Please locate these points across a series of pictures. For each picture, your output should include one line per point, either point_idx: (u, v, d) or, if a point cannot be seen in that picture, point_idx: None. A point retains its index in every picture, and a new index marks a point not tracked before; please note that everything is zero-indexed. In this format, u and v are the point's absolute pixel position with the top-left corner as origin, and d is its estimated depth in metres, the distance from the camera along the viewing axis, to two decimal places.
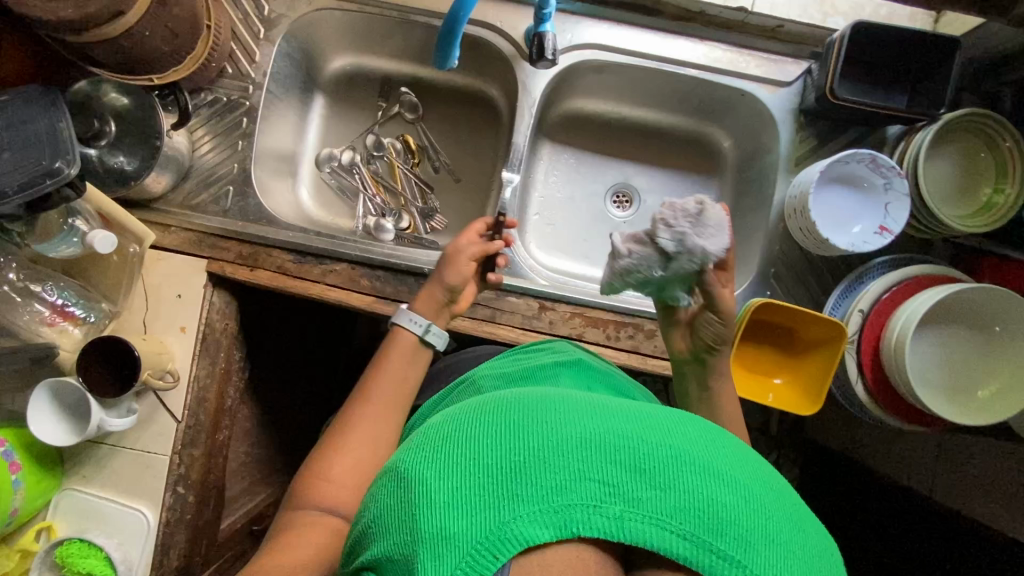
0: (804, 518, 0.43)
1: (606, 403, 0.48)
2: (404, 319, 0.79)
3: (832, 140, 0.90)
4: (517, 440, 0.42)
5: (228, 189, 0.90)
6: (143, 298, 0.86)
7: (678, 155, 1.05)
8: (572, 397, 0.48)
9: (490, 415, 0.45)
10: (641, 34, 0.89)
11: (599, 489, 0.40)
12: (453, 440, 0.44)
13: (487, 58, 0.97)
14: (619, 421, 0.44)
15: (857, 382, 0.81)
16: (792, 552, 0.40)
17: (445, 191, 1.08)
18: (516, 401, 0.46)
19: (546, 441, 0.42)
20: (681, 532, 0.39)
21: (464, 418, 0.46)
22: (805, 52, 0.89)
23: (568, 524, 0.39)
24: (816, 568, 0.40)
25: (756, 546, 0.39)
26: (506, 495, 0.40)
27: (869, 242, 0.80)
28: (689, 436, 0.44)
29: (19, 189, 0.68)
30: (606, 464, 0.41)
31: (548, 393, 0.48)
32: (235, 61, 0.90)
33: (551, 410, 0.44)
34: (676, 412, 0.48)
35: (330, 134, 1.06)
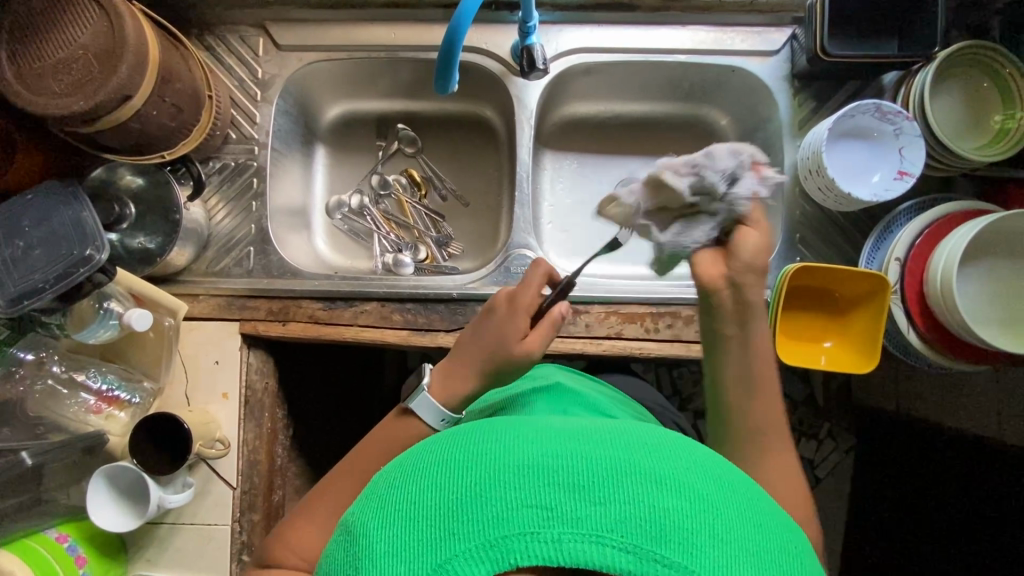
0: (755, 507, 0.44)
1: (547, 427, 0.48)
2: (427, 409, 0.69)
3: (831, 98, 0.90)
4: (457, 479, 0.43)
5: (249, 249, 0.91)
6: (183, 370, 0.87)
7: (678, 142, 1.06)
8: (516, 426, 0.49)
9: (432, 461, 0.47)
10: (624, 30, 0.91)
11: (537, 515, 0.40)
12: (398, 490, 0.45)
13: (477, 80, 0.99)
14: (558, 441, 0.45)
15: (909, 331, 0.79)
16: (740, 550, 0.40)
17: (455, 216, 1.09)
18: (458, 442, 0.48)
19: (484, 476, 0.42)
20: (622, 545, 0.38)
21: (412, 465, 0.48)
22: (787, 19, 0.90)
23: (506, 555, 0.39)
24: (773, 563, 0.40)
25: (700, 547, 0.39)
26: (445, 535, 0.40)
27: (890, 190, 0.80)
28: (631, 448, 0.44)
29: (55, 281, 0.71)
30: (542, 488, 0.41)
31: (491, 427, 0.49)
32: (238, 126, 0.92)
33: (490, 444, 0.46)
34: (620, 425, 0.49)
35: (336, 181, 1.08)
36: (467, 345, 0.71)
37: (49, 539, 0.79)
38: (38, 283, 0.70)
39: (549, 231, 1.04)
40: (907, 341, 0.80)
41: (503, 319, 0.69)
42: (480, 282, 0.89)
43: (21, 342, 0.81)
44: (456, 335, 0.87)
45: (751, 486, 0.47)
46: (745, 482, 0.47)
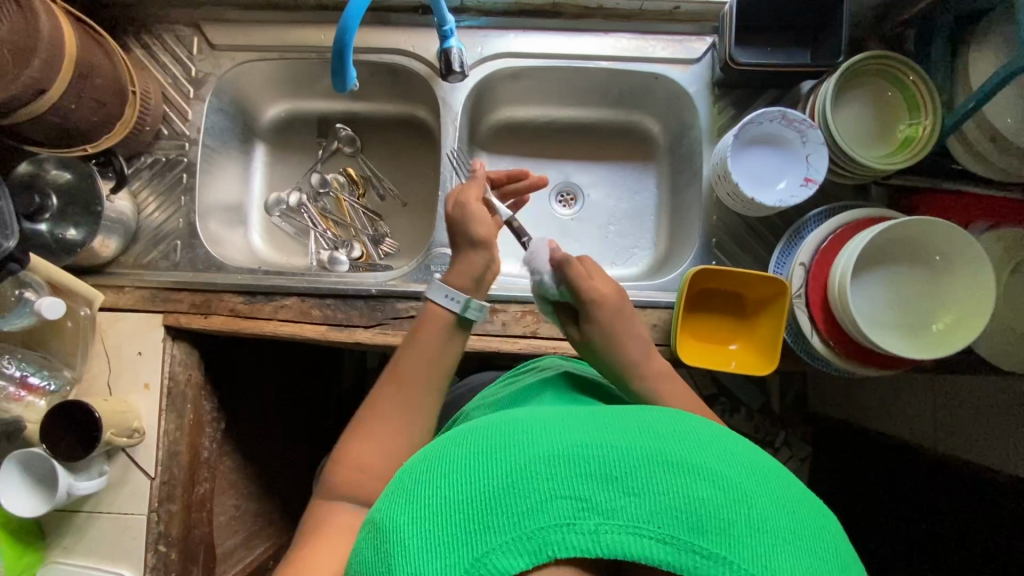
0: (791, 495, 0.42)
1: (572, 416, 0.47)
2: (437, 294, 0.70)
3: (750, 106, 0.92)
4: (487, 470, 0.42)
5: (177, 243, 0.93)
6: (104, 359, 0.89)
7: (613, 147, 1.08)
8: (544, 417, 0.48)
9: (462, 451, 0.45)
10: (549, 37, 0.93)
11: (572, 507, 0.39)
12: (424, 482, 0.44)
13: (410, 83, 1.01)
14: (586, 431, 0.44)
15: (813, 336, 0.80)
16: (776, 540, 0.39)
17: (393, 215, 1.10)
18: (485, 433, 0.46)
19: (515, 466, 0.42)
20: (658, 536, 0.38)
21: (437, 455, 0.47)
22: (707, 28, 0.92)
23: (543, 547, 0.39)
24: (810, 552, 0.39)
25: (739, 538, 0.38)
26: (479, 529, 0.40)
27: (796, 195, 0.81)
28: (663, 438, 0.43)
29: None
30: (575, 480, 0.40)
31: (518, 418, 0.48)
32: (170, 122, 0.94)
33: (519, 434, 0.45)
34: (648, 412, 0.48)
35: (275, 179, 1.10)
36: None
37: None
38: None
39: None
40: (810, 344, 0.81)
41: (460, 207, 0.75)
42: (400, 279, 0.91)
43: None
44: (374, 331, 0.88)
45: (784, 470, 0.46)
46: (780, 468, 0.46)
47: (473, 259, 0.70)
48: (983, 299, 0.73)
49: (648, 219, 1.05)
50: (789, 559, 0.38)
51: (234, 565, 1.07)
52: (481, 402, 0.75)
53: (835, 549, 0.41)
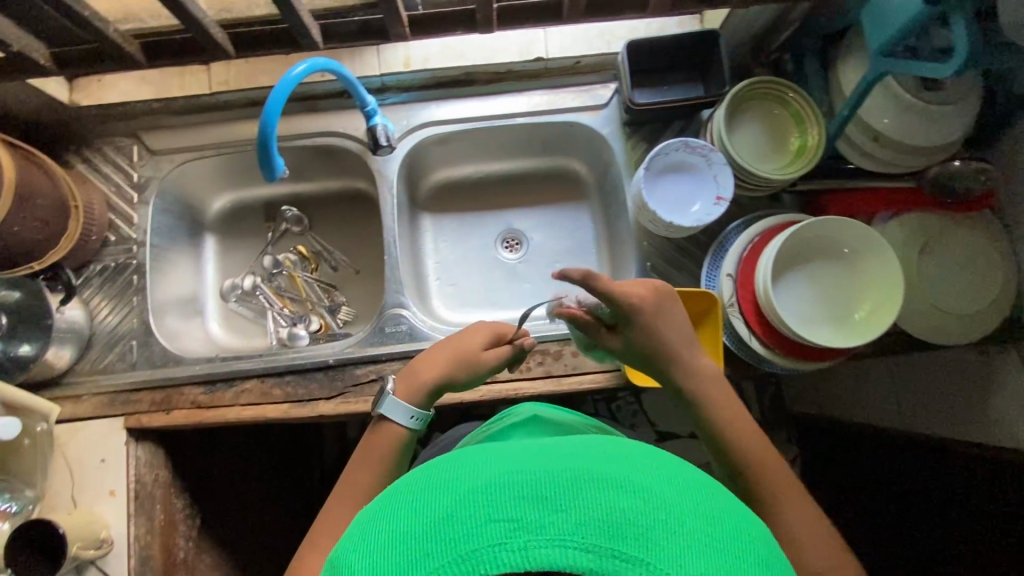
0: (712, 501, 0.45)
1: (515, 447, 0.50)
2: (397, 412, 0.74)
3: (660, 139, 1.00)
4: (432, 503, 0.44)
5: (132, 343, 0.94)
6: (67, 473, 0.88)
7: (546, 191, 1.15)
8: (490, 449, 0.50)
9: (408, 495, 0.47)
10: (467, 103, 1.01)
11: (504, 526, 0.41)
12: (378, 520, 0.46)
13: (347, 159, 1.07)
14: (522, 457, 0.47)
15: (752, 339, 0.84)
16: (691, 542, 0.41)
17: (348, 284, 1.13)
18: (434, 468, 0.49)
19: (454, 498, 0.44)
20: (582, 546, 0.40)
21: (391, 496, 0.49)
22: (609, 76, 1.00)
23: (476, 567, 0.40)
24: (727, 553, 0.42)
25: (654, 541, 0.40)
26: (421, 557, 0.41)
27: (710, 214, 0.87)
28: (591, 460, 0.46)
29: None
30: (508, 502, 0.42)
31: (466, 452, 0.51)
32: (117, 229, 0.98)
33: (462, 466, 0.47)
34: (585, 440, 0.51)
35: (228, 267, 1.13)
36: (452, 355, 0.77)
37: None
38: None
39: (437, 288, 1.11)
40: (751, 348, 0.85)
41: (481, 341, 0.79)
42: (357, 345, 0.93)
43: None
44: (336, 401, 0.89)
45: (710, 482, 0.48)
46: (707, 481, 0.49)
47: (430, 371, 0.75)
48: (894, 282, 0.78)
49: (589, 252, 1.11)
50: (703, 560, 0.40)
51: None
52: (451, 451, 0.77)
53: (755, 550, 0.43)
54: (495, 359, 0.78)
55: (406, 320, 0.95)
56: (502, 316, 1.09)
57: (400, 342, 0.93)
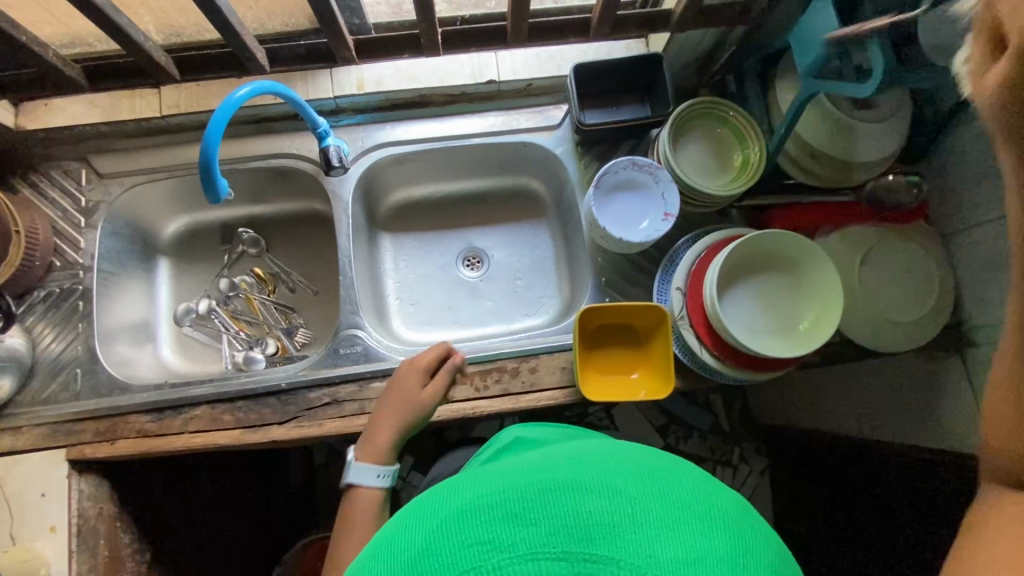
0: (683, 484, 0.43)
1: (486, 471, 0.48)
2: (365, 475, 0.81)
3: (612, 157, 1.02)
4: (404, 541, 0.42)
5: (77, 371, 0.91)
6: (4, 510, 0.84)
7: (505, 209, 1.17)
8: (462, 477, 0.48)
9: (374, 547, 0.45)
10: (422, 124, 1.02)
11: (476, 551, 0.38)
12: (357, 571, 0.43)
13: (304, 181, 1.07)
14: (490, 479, 0.44)
15: (703, 352, 0.85)
16: (660, 528, 0.39)
17: (306, 306, 1.12)
18: (408, 507, 0.46)
19: (425, 532, 0.41)
20: (553, 555, 0.37)
21: (368, 543, 0.46)
22: (561, 97, 1.03)
23: None
24: (703, 529, 0.40)
25: (622, 536, 0.38)
26: None
27: (659, 230, 0.89)
28: (553, 467, 0.44)
29: None
30: (478, 525, 0.40)
31: (439, 484, 0.48)
32: (62, 253, 0.95)
33: (435, 498, 0.45)
34: (556, 452, 0.49)
35: (182, 290, 1.11)
36: (391, 408, 0.84)
37: None
38: None
39: (397, 308, 1.11)
40: (704, 361, 0.86)
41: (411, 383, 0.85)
42: (311, 367, 0.92)
43: None
44: (290, 425, 0.88)
45: (685, 467, 0.47)
46: (681, 466, 0.47)
47: (377, 436, 0.82)
48: (834, 289, 0.81)
49: (548, 269, 1.13)
50: (673, 543, 0.38)
51: None
52: None
53: (735, 523, 0.42)
54: (436, 393, 0.84)
55: (362, 341, 0.94)
56: (462, 334, 1.10)
57: (356, 362, 0.92)
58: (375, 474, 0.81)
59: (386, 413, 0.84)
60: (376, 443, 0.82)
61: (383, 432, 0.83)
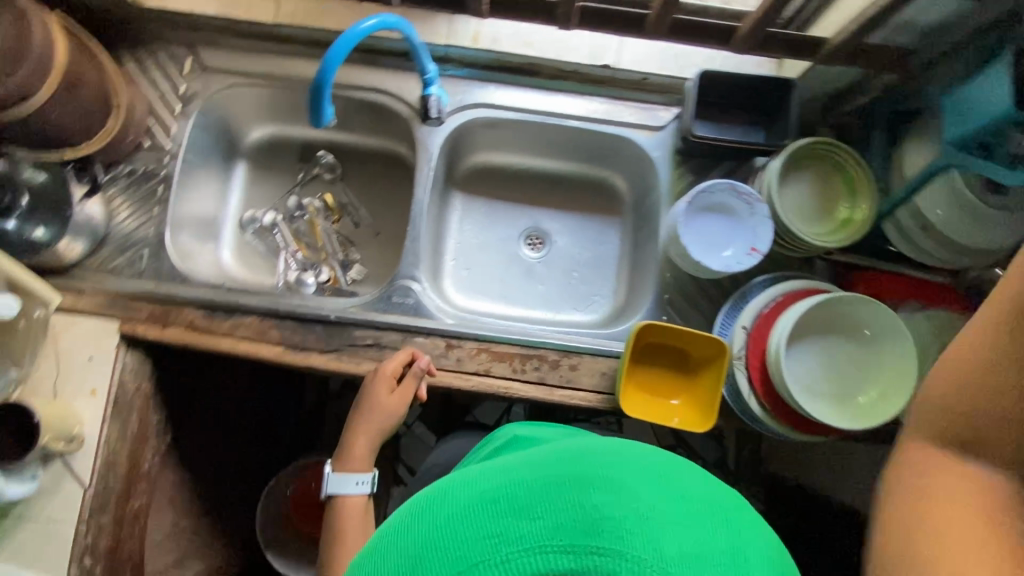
0: (684, 482, 0.43)
1: (491, 465, 0.48)
2: (344, 484, 0.85)
3: (709, 174, 0.98)
4: (411, 533, 0.42)
5: (144, 252, 0.94)
6: (54, 363, 0.88)
7: (582, 197, 1.14)
8: (466, 472, 0.48)
9: (375, 544, 0.45)
10: (526, 92, 0.99)
11: (482, 546, 0.39)
12: (364, 565, 0.44)
13: (394, 121, 1.06)
14: (495, 473, 0.45)
15: (751, 399, 0.83)
16: (664, 522, 0.39)
17: (365, 244, 1.13)
18: (414, 502, 0.47)
19: (433, 525, 0.42)
20: (559, 549, 0.37)
21: (376, 538, 0.46)
22: (672, 99, 0.99)
23: None
24: (705, 526, 0.39)
25: (627, 531, 0.38)
26: None
27: (741, 263, 0.85)
28: (557, 462, 0.44)
29: None
30: (484, 520, 0.40)
31: (443, 480, 0.49)
32: (153, 135, 0.97)
33: (440, 491, 0.46)
34: (559, 446, 0.49)
35: (252, 197, 1.12)
36: (364, 418, 0.85)
37: None
38: None
39: (451, 268, 1.11)
40: (750, 409, 0.84)
41: (379, 392, 0.85)
42: (361, 307, 0.93)
43: None
44: (330, 356, 0.90)
45: (681, 465, 0.46)
46: (675, 462, 0.46)
47: (358, 447, 0.86)
48: (906, 372, 0.78)
49: (609, 269, 1.10)
50: (677, 536, 0.38)
51: None
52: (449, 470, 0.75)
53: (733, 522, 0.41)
54: (405, 398, 0.85)
55: (415, 294, 0.94)
56: (508, 311, 1.09)
57: (405, 314, 0.93)
58: (358, 482, 0.85)
59: (362, 424, 0.85)
60: (357, 451, 0.86)
61: (360, 440, 0.86)
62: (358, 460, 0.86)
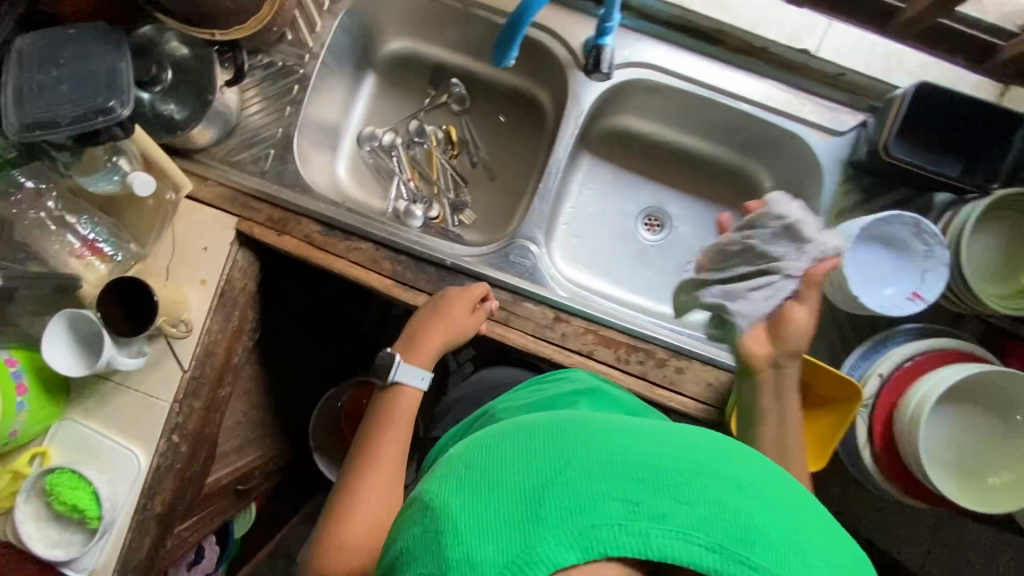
0: (823, 518, 0.42)
1: (609, 420, 0.46)
2: (411, 375, 0.77)
3: (879, 197, 0.88)
4: (530, 462, 0.41)
5: (269, 152, 0.91)
6: (171, 246, 0.88)
7: (718, 188, 1.06)
8: (583, 417, 0.46)
9: (478, 454, 0.44)
10: (699, 61, 0.89)
11: (619, 506, 0.37)
12: (466, 470, 0.43)
13: (543, 65, 0.97)
14: (624, 434, 0.43)
15: (864, 447, 0.79)
16: (816, 556, 0.38)
17: (478, 186, 1.08)
18: (522, 427, 0.45)
19: (560, 461, 0.40)
20: (710, 545, 0.36)
21: (478, 447, 0.45)
22: (863, 104, 0.87)
23: (591, 543, 0.36)
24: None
25: (783, 552, 0.37)
26: (520, 522, 0.37)
27: (899, 307, 0.78)
28: (697, 450, 0.42)
29: (71, 121, 0.68)
30: (623, 480, 0.38)
31: (552, 416, 0.47)
32: (297, 30, 0.91)
33: (559, 428, 0.44)
34: (687, 426, 0.47)
35: (375, 113, 1.08)
36: (433, 325, 0.80)
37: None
38: (55, 117, 0.67)
39: (562, 232, 1.06)
40: (859, 455, 0.80)
41: (453, 303, 0.80)
42: (477, 258, 0.89)
43: (28, 169, 0.82)
44: None
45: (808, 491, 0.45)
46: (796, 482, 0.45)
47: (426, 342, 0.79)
48: None
49: None
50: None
51: (224, 466, 1.07)
52: (508, 404, 0.73)
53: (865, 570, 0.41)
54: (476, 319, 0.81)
55: (533, 257, 0.89)
56: (611, 291, 1.04)
57: (519, 275, 0.89)
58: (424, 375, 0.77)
59: (428, 330, 0.80)
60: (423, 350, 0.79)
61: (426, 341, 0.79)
62: (419, 354, 0.79)
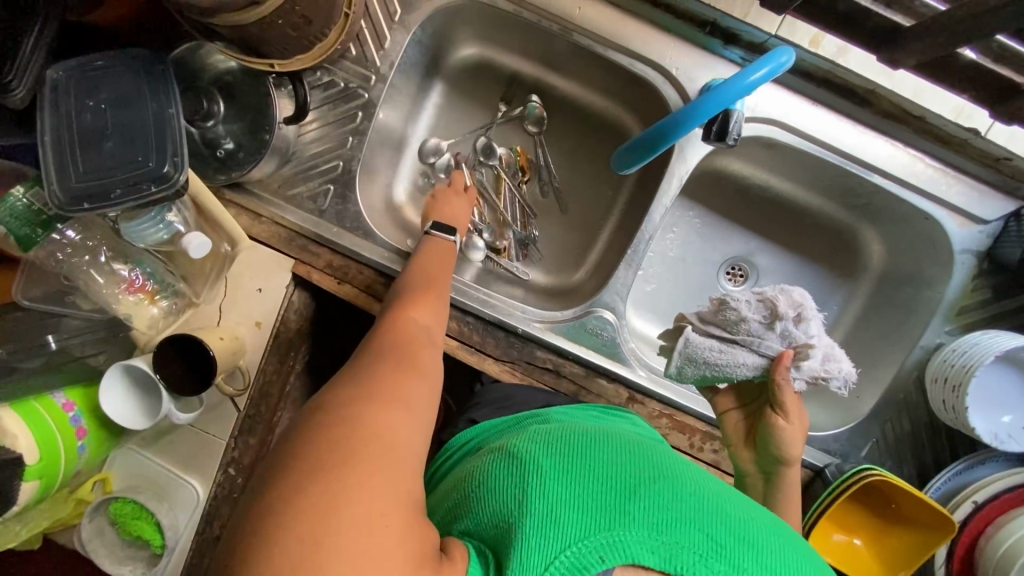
0: None
1: (697, 473, 0.52)
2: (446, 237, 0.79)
3: (1010, 297, 0.79)
4: (634, 472, 0.47)
5: (328, 187, 0.82)
6: (224, 291, 0.82)
7: (819, 246, 0.94)
8: (678, 463, 0.52)
9: (586, 442, 0.50)
10: (837, 122, 0.77)
11: (706, 540, 0.43)
12: (572, 449, 0.49)
13: (644, 99, 0.85)
14: (715, 490, 0.49)
15: (941, 566, 0.76)
16: None
17: (548, 218, 0.97)
18: (628, 446, 0.52)
19: (661, 487, 0.46)
20: None
21: (582, 439, 0.51)
22: (1019, 191, 0.76)
23: (674, 558, 0.41)
24: None
25: None
26: (620, 515, 0.43)
27: (1018, 440, 0.72)
28: (775, 533, 0.47)
29: (123, 194, 0.59)
30: (715, 524, 0.44)
31: (651, 450, 0.53)
32: (362, 43, 0.81)
33: (661, 464, 0.50)
34: (761, 509, 0.52)
35: (441, 127, 0.95)
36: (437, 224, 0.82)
37: (56, 405, 0.73)
38: (105, 191, 0.59)
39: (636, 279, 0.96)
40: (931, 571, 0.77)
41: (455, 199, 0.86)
42: (549, 324, 0.83)
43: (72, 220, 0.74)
44: (504, 368, 0.82)
45: None
46: None
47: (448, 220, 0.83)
48: None
49: None
50: None
51: None
52: (566, 414, 0.67)
53: None
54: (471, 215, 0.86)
55: (612, 329, 0.82)
56: None
57: (596, 347, 0.82)
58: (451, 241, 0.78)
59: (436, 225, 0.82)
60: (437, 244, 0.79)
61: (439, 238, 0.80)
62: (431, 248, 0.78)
